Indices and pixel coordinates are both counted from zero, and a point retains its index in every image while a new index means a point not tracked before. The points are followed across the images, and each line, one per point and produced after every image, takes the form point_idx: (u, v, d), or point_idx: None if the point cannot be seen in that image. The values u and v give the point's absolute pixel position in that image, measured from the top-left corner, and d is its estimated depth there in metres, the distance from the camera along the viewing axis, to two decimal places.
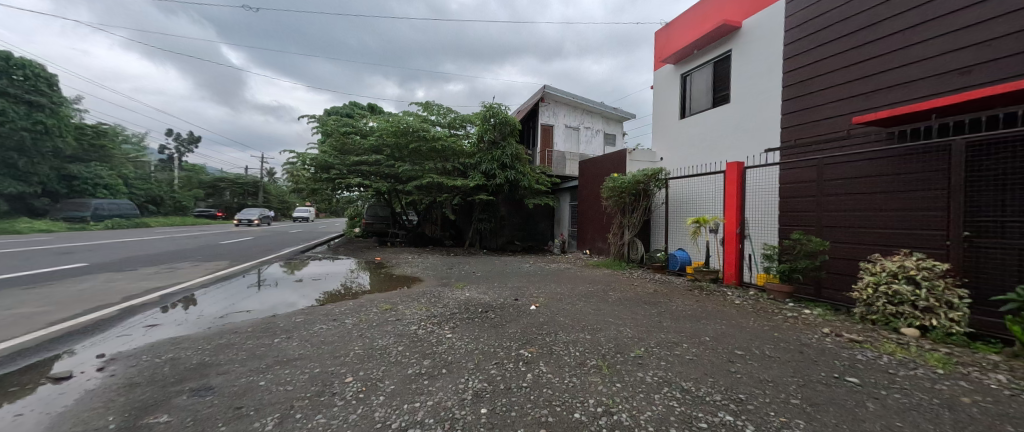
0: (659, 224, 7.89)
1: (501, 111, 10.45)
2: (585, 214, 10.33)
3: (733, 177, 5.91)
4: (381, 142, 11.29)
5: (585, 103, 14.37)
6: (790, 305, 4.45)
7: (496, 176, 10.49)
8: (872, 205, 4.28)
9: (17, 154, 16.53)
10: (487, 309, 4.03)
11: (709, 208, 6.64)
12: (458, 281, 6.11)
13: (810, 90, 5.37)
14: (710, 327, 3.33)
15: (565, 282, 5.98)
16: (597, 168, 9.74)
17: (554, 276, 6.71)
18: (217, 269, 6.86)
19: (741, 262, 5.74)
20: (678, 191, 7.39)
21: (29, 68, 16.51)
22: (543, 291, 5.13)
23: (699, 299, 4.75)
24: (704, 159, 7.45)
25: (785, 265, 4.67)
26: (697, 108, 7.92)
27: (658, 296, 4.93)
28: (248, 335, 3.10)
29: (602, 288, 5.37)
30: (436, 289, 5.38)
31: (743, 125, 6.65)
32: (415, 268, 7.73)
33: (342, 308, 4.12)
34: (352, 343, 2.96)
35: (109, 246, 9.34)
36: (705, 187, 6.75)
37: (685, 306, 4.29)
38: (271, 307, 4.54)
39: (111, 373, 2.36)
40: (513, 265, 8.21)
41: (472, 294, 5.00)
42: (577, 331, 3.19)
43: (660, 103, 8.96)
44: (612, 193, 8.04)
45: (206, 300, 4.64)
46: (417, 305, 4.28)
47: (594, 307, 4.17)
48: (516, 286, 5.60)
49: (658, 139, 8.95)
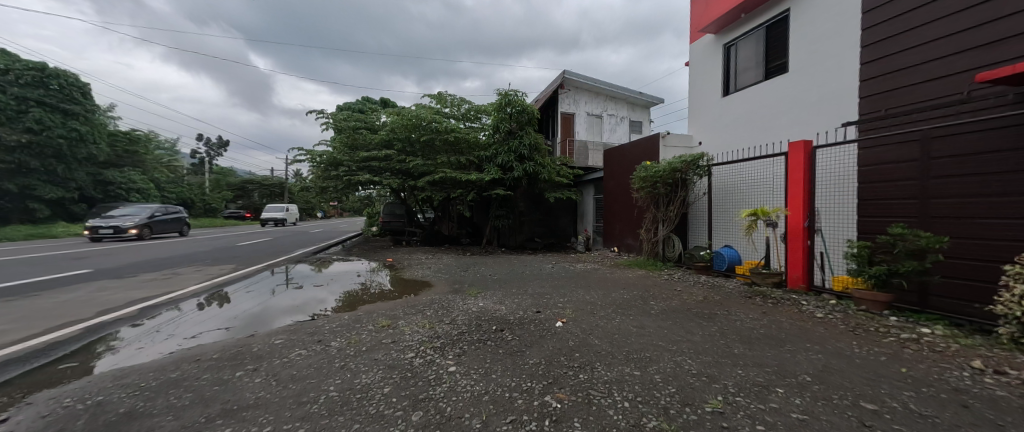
0: (700, 217, 6.94)
1: (517, 98, 9.66)
2: (611, 208, 9.46)
3: (796, 160, 4.92)
4: (392, 135, 10.76)
5: (608, 89, 13.29)
6: (894, 318, 3.44)
7: (513, 169, 9.72)
8: (1000, 189, 3.22)
9: (55, 161, 17.41)
10: (503, 327, 3.30)
11: (764, 198, 5.62)
12: (472, 287, 5.42)
13: (901, 47, 4.24)
14: (803, 358, 2.45)
15: (594, 287, 5.16)
16: (624, 156, 8.81)
17: (581, 279, 5.90)
18: (221, 273, 6.54)
19: (810, 262, 4.78)
20: (722, 179, 6.41)
21: (62, 78, 17.30)
22: (569, 300, 4.34)
23: (765, 310, 3.83)
24: (755, 141, 6.39)
25: (881, 267, 3.66)
26: (744, 83, 6.81)
27: (710, 306, 4.06)
28: (208, 368, 2.53)
29: (639, 296, 4.53)
30: (447, 298, 4.69)
31: (806, 98, 5.56)
32: (426, 272, 7.04)
33: (333, 325, 3.52)
34: (328, 380, 2.32)
35: (130, 249, 9.39)
36: (758, 173, 5.73)
37: (752, 321, 3.40)
38: (258, 321, 3.96)
39: (7, 430, 1.81)
40: (535, 266, 7.43)
41: (486, 304, 4.29)
42: (619, 364, 2.40)
43: (697, 81, 7.87)
44: (644, 183, 7.12)
45: (191, 313, 4.16)
46: (420, 321, 3.62)
47: (635, 322, 3.36)
48: (539, 293, 4.84)
49: (696, 121, 7.88)
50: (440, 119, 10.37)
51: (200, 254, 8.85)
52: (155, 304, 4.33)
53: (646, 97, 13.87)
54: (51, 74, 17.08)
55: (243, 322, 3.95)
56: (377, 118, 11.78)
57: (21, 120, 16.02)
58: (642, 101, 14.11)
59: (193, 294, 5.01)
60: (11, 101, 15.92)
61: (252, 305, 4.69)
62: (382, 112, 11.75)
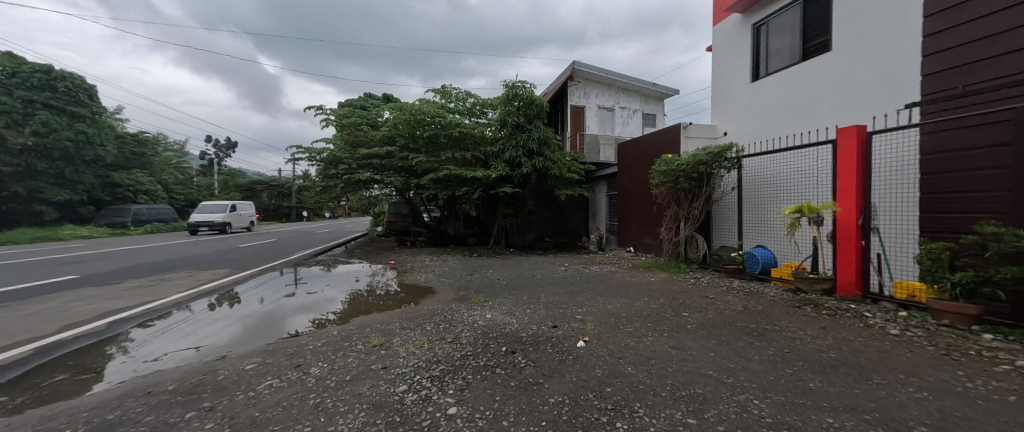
0: (728, 214, 6.34)
1: (525, 90, 9.09)
2: (626, 205, 8.89)
3: (847, 149, 4.28)
4: (394, 131, 10.30)
5: (620, 80, 12.64)
6: (989, 335, 2.82)
7: (521, 165, 9.19)
8: None
9: (63, 164, 17.46)
10: (515, 348, 2.79)
11: (805, 193, 5.01)
12: (479, 294, 4.91)
13: (980, 10, 3.58)
14: (907, 400, 1.88)
15: (615, 294, 4.61)
16: (640, 150, 8.22)
17: (598, 284, 5.36)
18: (214, 278, 6.19)
19: (866, 265, 4.16)
20: (754, 172, 5.78)
21: (69, 80, 17.32)
22: (590, 311, 3.80)
23: (824, 324, 3.25)
24: (791, 129, 5.75)
25: (968, 273, 3.04)
26: (777, 65, 6.16)
27: (755, 318, 3.50)
28: (155, 405, 2.08)
29: (668, 305, 3.99)
30: (450, 308, 4.20)
31: (854, 79, 4.92)
32: (429, 276, 6.52)
33: (319, 343, 3.06)
34: (295, 426, 1.83)
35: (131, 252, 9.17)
36: (798, 164, 5.11)
37: (813, 340, 2.82)
38: (236, 337, 3.51)
39: None
40: (546, 269, 6.88)
41: (494, 316, 3.78)
42: (665, 406, 1.88)
43: (722, 66, 7.23)
44: (665, 178, 6.54)
45: (164, 327, 3.74)
46: (418, 338, 3.12)
47: (671, 340, 2.83)
48: (552, 301, 4.34)
49: (720, 109, 7.24)
50: (444, 113, 9.89)
51: (197, 257, 8.54)
52: (126, 317, 3.90)
53: (661, 88, 13.17)
54: (57, 77, 17.08)
55: (220, 338, 3.50)
56: (379, 114, 11.36)
57: (28, 123, 16.09)
58: (656, 92, 13.43)
59: (173, 303, 4.59)
60: (17, 104, 15.97)
61: (236, 316, 4.26)
62: (384, 108, 11.30)
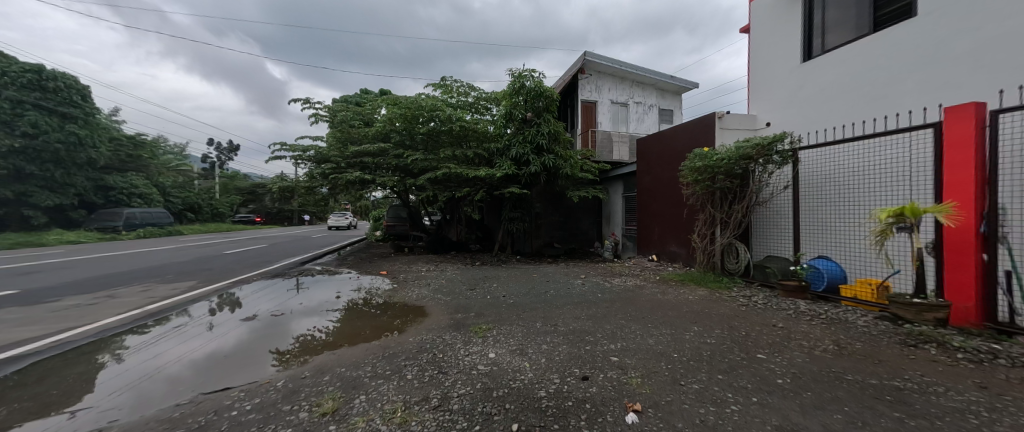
0: (777, 219, 5.34)
1: (532, 80, 8.21)
2: (647, 208, 7.92)
3: (962, 133, 3.23)
4: (389, 127, 9.41)
5: (635, 72, 11.67)
6: None
7: (529, 163, 8.26)
8: None
9: (53, 166, 16.87)
10: (534, 426, 1.82)
11: (888, 191, 3.98)
12: (480, 318, 3.97)
13: None
14: None
15: (653, 321, 3.62)
16: (664, 146, 7.26)
17: (628, 304, 4.37)
18: (173, 294, 5.31)
19: (990, 286, 3.13)
20: (813, 168, 4.77)
21: (59, 79, 16.82)
22: (628, 351, 2.83)
23: (980, 379, 2.24)
24: (856, 115, 4.73)
25: None
26: (836, 40, 5.15)
27: (866, 365, 2.50)
28: None
29: (730, 341, 2.99)
30: (442, 341, 3.27)
31: (949, 49, 3.89)
32: (423, 292, 5.57)
33: (246, 408, 2.11)
34: None
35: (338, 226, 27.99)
36: (877, 157, 4.10)
37: (996, 416, 1.82)
38: (149, 389, 2.59)
39: None
40: (560, 282, 5.88)
41: (499, 357, 2.81)
42: None
43: (762, 47, 6.25)
44: (699, 176, 5.59)
45: (54, 377, 2.80)
46: (391, 399, 2.16)
47: (772, 415, 1.83)
48: (574, 331, 3.37)
49: (761, 97, 6.24)
50: (443, 106, 9.01)
51: (171, 266, 7.70)
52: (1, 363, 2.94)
53: (679, 81, 12.19)
54: (48, 77, 16.59)
55: (129, 390, 2.61)
56: (376, 110, 10.44)
57: (17, 124, 15.57)
58: (673, 86, 12.47)
59: (90, 335, 3.66)
60: (5, 105, 15.41)
61: (166, 353, 3.32)
62: (381, 103, 10.39)
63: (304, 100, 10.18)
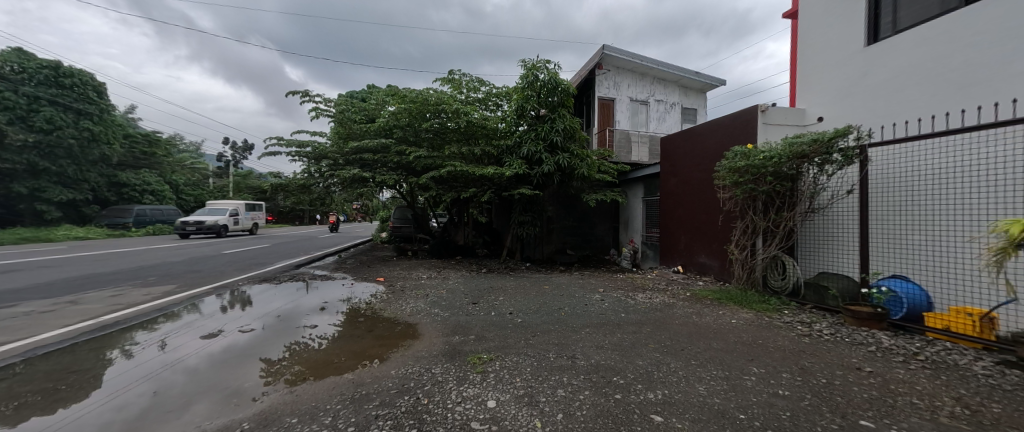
0: (836, 230, 4.50)
1: (546, 72, 7.57)
2: (672, 214, 7.14)
3: None
4: (393, 122, 8.89)
5: (657, 69, 10.89)
6: None
7: (542, 162, 7.61)
8: None
9: (68, 162, 16.98)
10: None
11: (1000, 198, 3.16)
12: (479, 343, 3.29)
13: None
14: None
15: (696, 358, 2.86)
16: (695, 144, 6.49)
17: (659, 329, 3.63)
18: (144, 301, 4.80)
19: None
20: (887, 168, 3.93)
21: (77, 77, 16.99)
22: (671, 405, 2.11)
23: None
24: (941, 106, 3.90)
25: None
26: (911, 19, 4.36)
27: None
28: None
29: (812, 396, 2.22)
30: (430, 376, 2.61)
31: None
32: (420, 305, 4.89)
33: None
34: None
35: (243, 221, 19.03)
36: (981, 152, 3.29)
37: None
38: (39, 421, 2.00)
39: None
40: (575, 297, 5.14)
41: (500, 407, 2.12)
42: None
43: (813, 32, 5.46)
44: (738, 178, 4.82)
45: None
46: None
47: None
48: (598, 369, 2.65)
49: (812, 89, 5.42)
50: (450, 101, 8.46)
51: (159, 266, 7.27)
52: None
53: (704, 78, 11.34)
54: (65, 73, 16.71)
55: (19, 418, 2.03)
56: (381, 106, 9.96)
57: (32, 120, 15.60)
58: (699, 84, 11.62)
59: (15, 356, 3.00)
60: (21, 100, 15.45)
61: (90, 377, 2.67)
62: (385, 98, 9.88)
63: (303, 93, 9.70)
